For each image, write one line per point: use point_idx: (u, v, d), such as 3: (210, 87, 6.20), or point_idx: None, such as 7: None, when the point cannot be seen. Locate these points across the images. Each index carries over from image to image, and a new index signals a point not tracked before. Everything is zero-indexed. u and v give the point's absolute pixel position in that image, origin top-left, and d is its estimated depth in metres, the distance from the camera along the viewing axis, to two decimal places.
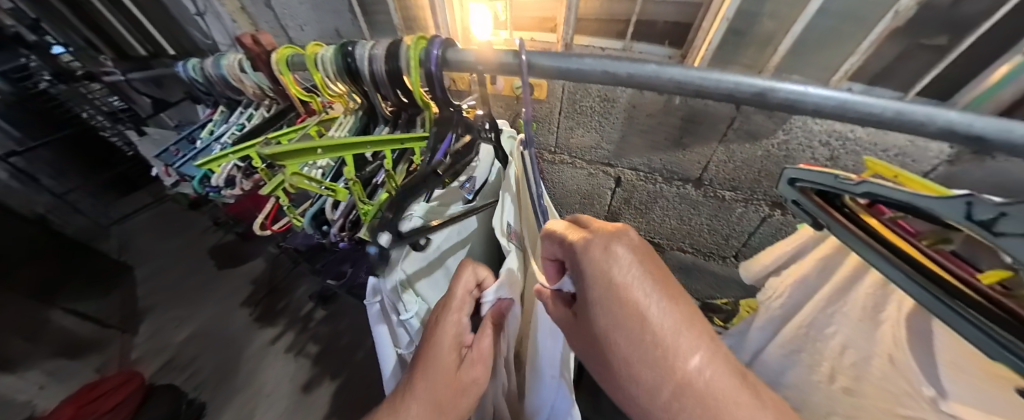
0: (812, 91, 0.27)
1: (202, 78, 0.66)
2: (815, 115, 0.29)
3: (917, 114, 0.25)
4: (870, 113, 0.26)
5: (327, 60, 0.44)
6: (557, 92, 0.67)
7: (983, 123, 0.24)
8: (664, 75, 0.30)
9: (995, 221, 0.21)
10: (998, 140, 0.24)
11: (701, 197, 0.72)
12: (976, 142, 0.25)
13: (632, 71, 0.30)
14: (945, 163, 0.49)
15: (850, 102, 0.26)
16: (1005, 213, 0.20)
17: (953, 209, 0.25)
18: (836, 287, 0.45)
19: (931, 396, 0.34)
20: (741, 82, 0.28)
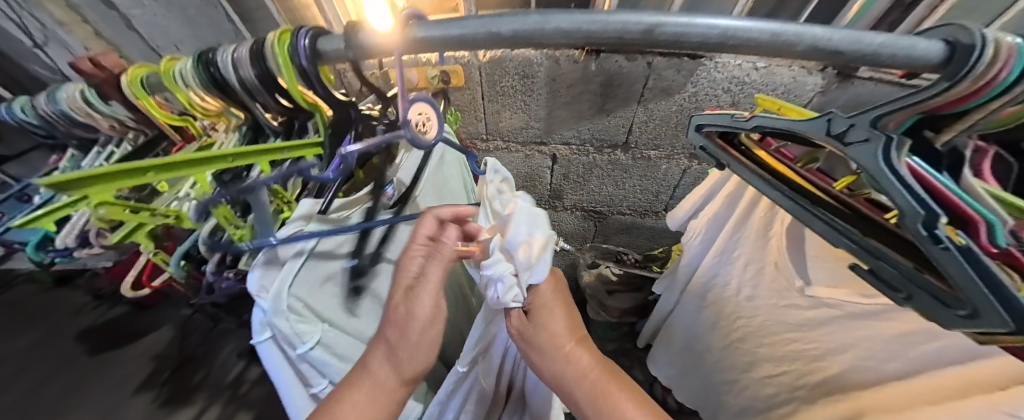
0: (698, 19, 0.25)
1: (37, 117, 0.52)
2: (702, 50, 0.27)
3: (789, 32, 0.25)
4: (751, 39, 0.25)
5: (187, 74, 0.40)
6: (474, 75, 0.66)
7: (835, 36, 0.25)
8: (550, 24, 0.26)
9: (846, 132, 0.29)
10: (849, 51, 0.25)
11: (630, 160, 0.76)
12: (838, 56, 0.26)
13: (514, 27, 0.27)
14: (820, 93, 0.61)
15: (732, 29, 0.25)
16: (854, 123, 0.28)
17: (817, 128, 0.31)
18: (740, 216, 0.54)
19: (802, 286, 0.48)
20: (631, 21, 0.25)
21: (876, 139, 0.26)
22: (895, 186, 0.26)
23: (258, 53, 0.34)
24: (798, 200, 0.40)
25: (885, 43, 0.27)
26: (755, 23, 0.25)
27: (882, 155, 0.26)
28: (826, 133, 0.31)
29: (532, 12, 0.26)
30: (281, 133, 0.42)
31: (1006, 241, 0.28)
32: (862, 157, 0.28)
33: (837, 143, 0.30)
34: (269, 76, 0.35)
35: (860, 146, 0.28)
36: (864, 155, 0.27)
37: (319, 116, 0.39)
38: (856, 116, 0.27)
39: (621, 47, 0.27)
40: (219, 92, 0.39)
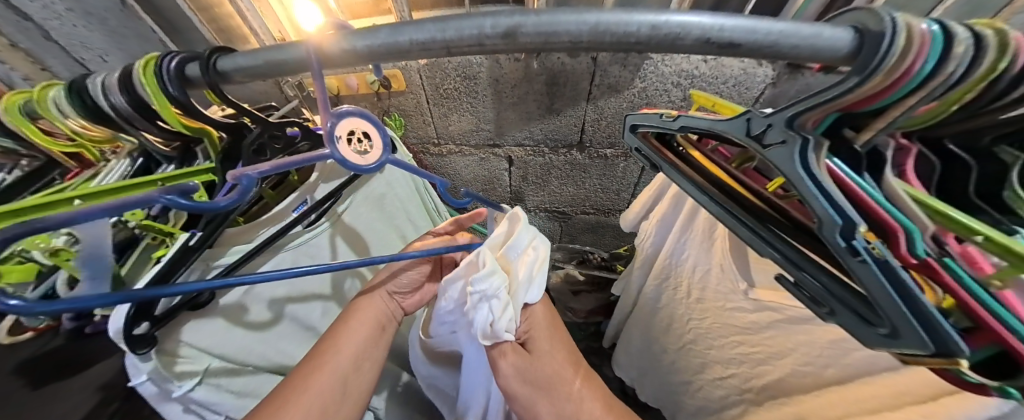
0: (563, 14, 0.21)
1: None
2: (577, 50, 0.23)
3: (671, 24, 0.20)
4: (629, 33, 0.21)
5: (61, 102, 0.36)
6: (414, 80, 0.63)
7: (730, 25, 0.20)
8: (403, 38, 0.23)
9: (764, 133, 0.27)
10: (745, 44, 0.21)
11: (587, 160, 0.75)
12: (737, 48, 0.22)
13: (369, 42, 0.23)
14: (771, 84, 0.62)
15: (601, 24, 0.21)
16: (772, 123, 0.26)
17: (738, 129, 0.30)
18: (686, 218, 0.53)
19: (745, 288, 0.47)
20: (485, 25, 0.21)
21: (791, 140, 0.25)
22: (813, 194, 0.25)
23: (127, 81, 0.31)
24: (725, 205, 0.39)
25: (785, 31, 0.20)
26: (635, 14, 0.20)
27: (800, 158, 0.25)
28: (746, 134, 0.29)
29: (382, 26, 0.23)
30: (172, 158, 0.39)
31: (923, 250, 0.23)
32: (781, 162, 0.26)
33: (756, 144, 0.28)
34: (141, 103, 0.32)
35: (777, 148, 0.26)
36: (782, 158, 0.26)
37: (209, 140, 0.36)
38: (772, 115, 0.25)
39: (485, 54, 0.23)
40: (97, 121, 0.35)
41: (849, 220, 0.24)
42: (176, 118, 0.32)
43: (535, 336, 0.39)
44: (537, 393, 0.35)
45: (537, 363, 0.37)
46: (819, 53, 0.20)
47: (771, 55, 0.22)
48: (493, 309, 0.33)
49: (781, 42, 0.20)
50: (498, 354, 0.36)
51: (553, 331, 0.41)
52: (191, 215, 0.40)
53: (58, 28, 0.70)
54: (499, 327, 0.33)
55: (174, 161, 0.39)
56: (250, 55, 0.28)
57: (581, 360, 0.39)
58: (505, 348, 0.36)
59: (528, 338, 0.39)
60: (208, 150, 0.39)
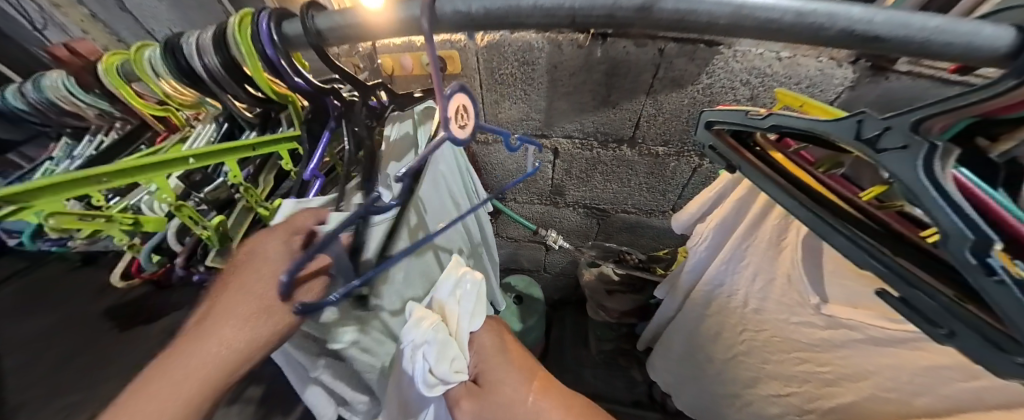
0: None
1: (27, 107, 0.58)
2: (717, 32, 0.26)
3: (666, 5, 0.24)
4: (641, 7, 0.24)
5: (157, 62, 0.37)
6: (471, 62, 0.61)
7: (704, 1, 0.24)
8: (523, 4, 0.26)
9: (879, 137, 0.24)
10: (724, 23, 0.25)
11: (637, 156, 0.72)
12: (881, 43, 0.25)
13: (484, 6, 0.27)
14: (848, 88, 0.55)
15: (749, 7, 0.24)
16: (890, 126, 0.23)
17: (844, 131, 0.27)
18: (749, 224, 0.50)
19: (818, 303, 0.44)
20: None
21: (916, 146, 0.22)
22: (935, 207, 0.22)
23: (219, 38, 0.30)
24: (816, 209, 0.36)
25: (938, 28, 0.23)
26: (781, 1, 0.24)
27: (924, 165, 0.22)
28: (855, 137, 0.26)
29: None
30: (255, 125, 0.40)
31: None
32: (896, 166, 0.23)
33: (866, 149, 0.25)
34: (234, 64, 0.31)
35: (894, 153, 0.23)
36: (899, 163, 0.23)
37: (292, 107, 0.39)
38: (892, 118, 0.23)
39: (614, 25, 0.27)
40: (188, 82, 0.36)
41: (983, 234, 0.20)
42: (273, 86, 0.34)
43: (487, 368, 0.35)
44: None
45: (495, 401, 0.31)
46: (970, 44, 0.23)
47: (904, 48, 0.25)
48: (426, 356, 0.33)
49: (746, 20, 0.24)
50: (456, 399, 0.33)
51: (502, 353, 0.36)
52: (275, 179, 0.45)
53: None
54: (438, 372, 0.32)
55: (257, 128, 0.41)
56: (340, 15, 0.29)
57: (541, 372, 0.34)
58: (461, 391, 0.33)
59: (479, 371, 0.35)
60: (293, 117, 0.40)
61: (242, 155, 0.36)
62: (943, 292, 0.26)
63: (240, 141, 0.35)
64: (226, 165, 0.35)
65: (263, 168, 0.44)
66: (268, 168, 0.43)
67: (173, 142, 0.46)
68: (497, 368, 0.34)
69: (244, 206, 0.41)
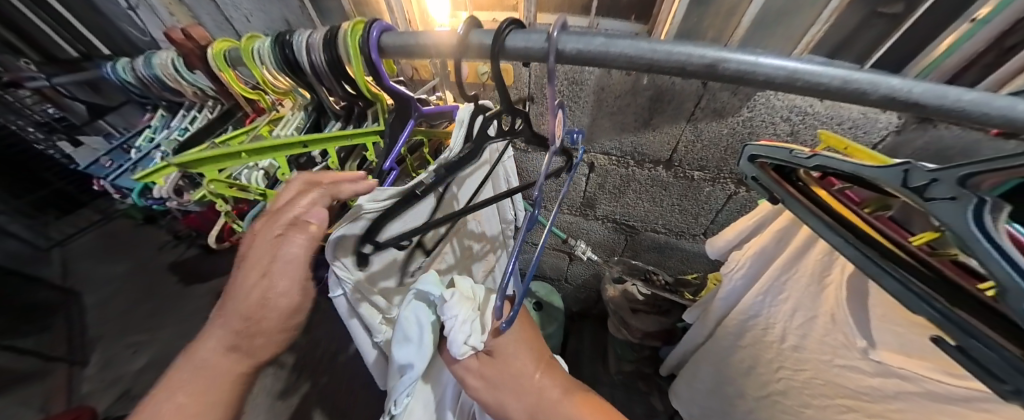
0: (667, 45, 0.24)
1: (136, 80, 0.67)
2: (763, 89, 0.25)
3: (709, 55, 0.24)
4: (692, 58, 0.24)
5: (264, 54, 0.42)
6: (523, 76, 0.66)
7: (742, 56, 0.23)
8: (615, 48, 0.25)
9: (927, 187, 0.28)
10: (761, 75, 0.24)
11: (671, 178, 0.73)
12: (918, 109, 0.24)
13: (580, 46, 0.25)
14: (893, 132, 0.54)
15: (800, 72, 0.23)
16: (937, 178, 0.27)
17: (893, 178, 0.31)
18: (791, 256, 0.50)
19: (864, 347, 0.42)
20: (696, 52, 0.24)
21: (963, 198, 0.25)
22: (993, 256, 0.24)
23: (331, 41, 0.35)
24: (864, 249, 0.36)
25: (976, 101, 0.22)
26: (824, 66, 0.23)
27: (973, 216, 0.25)
28: (902, 184, 0.30)
29: (599, 33, 0.25)
30: (341, 116, 0.47)
31: None
32: (947, 215, 0.27)
33: (916, 196, 0.29)
34: (338, 64, 0.36)
35: (945, 203, 0.27)
36: (949, 211, 0.27)
37: (379, 105, 0.44)
38: (939, 172, 0.26)
39: (680, 76, 0.26)
40: (291, 73, 0.42)
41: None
42: (369, 87, 0.40)
43: (501, 345, 0.39)
44: (506, 397, 0.36)
45: (508, 371, 0.37)
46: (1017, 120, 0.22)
47: (943, 114, 0.24)
48: (462, 328, 0.34)
49: (773, 82, 0.24)
50: (466, 367, 0.37)
51: (520, 336, 0.41)
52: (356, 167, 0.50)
53: None
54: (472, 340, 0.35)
55: (342, 119, 0.47)
56: (412, 35, 0.32)
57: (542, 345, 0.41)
58: (471, 363, 0.37)
59: (493, 345, 0.38)
60: (379, 113, 0.45)
61: (338, 144, 0.42)
62: (1002, 345, 0.25)
63: (337, 132, 0.41)
64: (328, 151, 0.42)
65: (350, 154, 0.48)
66: (352, 157, 0.48)
67: (263, 123, 0.53)
68: (511, 351, 0.39)
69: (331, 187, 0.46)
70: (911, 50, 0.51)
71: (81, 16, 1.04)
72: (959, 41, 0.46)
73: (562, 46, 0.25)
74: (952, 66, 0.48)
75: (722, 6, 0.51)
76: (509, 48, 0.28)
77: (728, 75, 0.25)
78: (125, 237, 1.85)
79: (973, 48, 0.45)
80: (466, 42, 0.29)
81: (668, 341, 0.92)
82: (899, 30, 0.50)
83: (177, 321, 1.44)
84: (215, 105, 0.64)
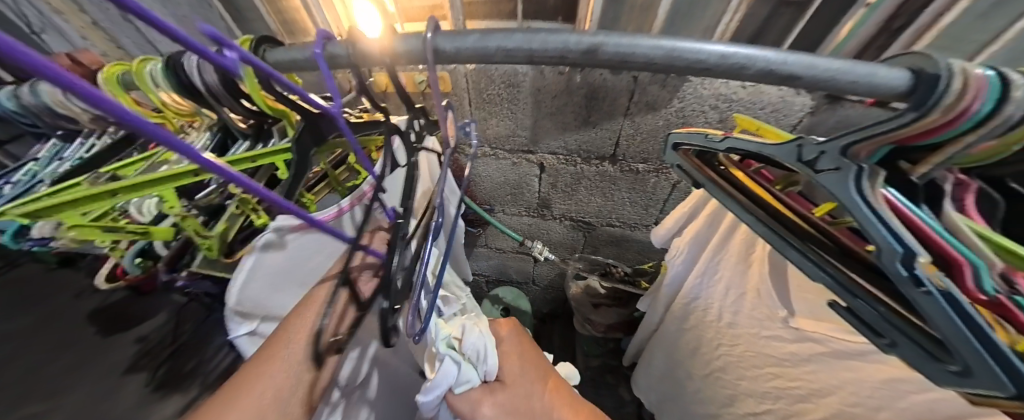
0: (545, 35, 0.24)
1: (19, 107, 0.59)
2: (649, 71, 0.26)
3: (585, 42, 0.24)
4: (570, 44, 0.24)
5: (157, 74, 0.38)
6: (460, 83, 0.65)
7: (617, 38, 0.24)
8: (490, 44, 0.25)
9: (816, 160, 0.29)
10: (637, 59, 0.25)
11: (618, 172, 0.75)
12: (794, 79, 0.25)
13: (456, 47, 0.25)
14: (809, 114, 0.58)
15: (677, 51, 0.24)
16: (824, 151, 0.28)
17: (788, 155, 0.32)
18: (722, 237, 0.51)
19: (784, 317, 0.45)
20: (572, 40, 0.24)
21: (845, 167, 0.27)
22: (871, 222, 0.25)
23: (219, 60, 0.33)
24: (770, 225, 0.36)
25: (839, 69, 0.24)
26: (697, 43, 0.24)
27: (854, 185, 0.26)
28: (796, 159, 0.31)
29: (472, 31, 0.25)
30: (249, 136, 0.43)
31: (993, 287, 0.25)
32: (832, 186, 0.28)
33: (806, 169, 0.30)
34: (229, 80, 0.33)
35: (830, 173, 0.28)
36: (832, 182, 0.28)
37: (286, 121, 0.41)
38: (826, 143, 0.27)
39: (564, 66, 0.26)
40: (189, 95, 0.38)
41: (909, 250, 0.24)
42: (268, 103, 0.37)
43: (509, 370, 0.41)
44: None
45: (519, 394, 0.39)
46: (876, 89, 0.23)
47: (814, 86, 0.25)
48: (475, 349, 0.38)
49: (651, 64, 0.25)
50: (473, 400, 0.37)
51: (523, 355, 0.43)
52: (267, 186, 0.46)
53: None
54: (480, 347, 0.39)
55: (250, 138, 0.43)
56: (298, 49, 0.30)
57: (538, 358, 0.44)
58: (478, 393, 0.37)
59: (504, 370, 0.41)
60: (287, 128, 0.42)
61: (244, 166, 0.39)
62: None
63: (238, 153, 0.38)
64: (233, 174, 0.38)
65: (257, 175, 0.44)
66: (262, 177, 0.44)
67: (168, 148, 0.48)
68: (518, 372, 0.41)
69: (234, 210, 0.40)
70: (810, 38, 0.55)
71: None
72: (857, 24, 0.50)
73: (436, 45, 0.25)
74: (850, 52, 0.53)
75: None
76: (400, 50, 0.26)
77: (608, 58, 0.25)
78: None
79: (869, 31, 0.50)
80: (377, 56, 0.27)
81: (630, 332, 0.94)
82: (807, 15, 0.52)
83: None
84: (119, 131, 0.58)
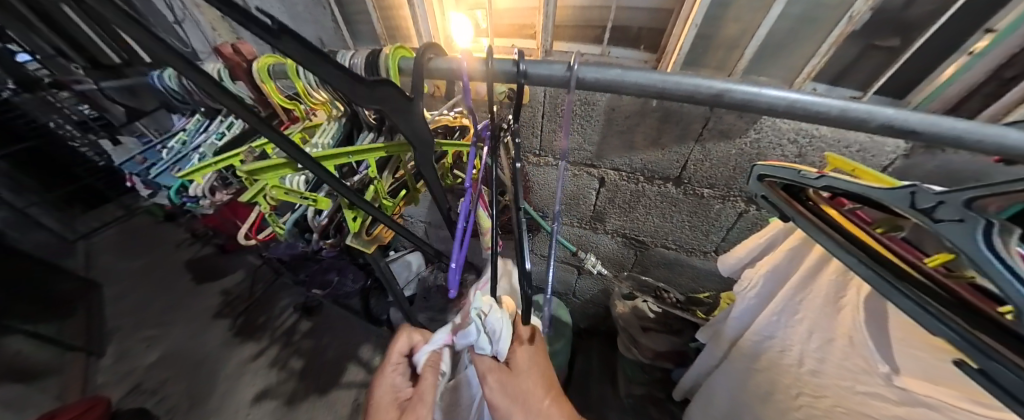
0: (676, 76, 0.27)
1: (180, 87, 0.73)
2: (766, 117, 0.28)
3: (712, 87, 0.26)
4: (698, 88, 0.27)
5: (309, 70, 0.46)
6: (538, 97, 0.69)
7: (742, 87, 0.26)
8: (628, 79, 0.28)
9: (934, 209, 0.27)
10: (756, 105, 0.27)
11: (680, 195, 0.75)
12: (917, 137, 0.25)
13: (597, 76, 0.28)
14: (902, 157, 0.54)
15: (799, 102, 0.26)
16: (943, 200, 0.26)
17: (899, 199, 0.30)
18: (805, 276, 0.50)
19: (887, 373, 0.40)
20: (702, 84, 0.27)
21: (971, 220, 0.25)
22: (1004, 278, 0.23)
23: (371, 63, 0.39)
24: (876, 268, 0.34)
25: (971, 130, 0.23)
26: (821, 97, 0.25)
27: (982, 240, 0.24)
28: (909, 206, 0.29)
29: (615, 65, 0.28)
30: (373, 127, 0.50)
31: None
32: (958, 237, 0.26)
33: (923, 217, 0.28)
34: (376, 82, 0.39)
35: (952, 224, 0.26)
36: (958, 233, 0.26)
37: (411, 120, 0.47)
38: (945, 194, 0.26)
39: (686, 104, 0.29)
40: (331, 87, 0.45)
41: None
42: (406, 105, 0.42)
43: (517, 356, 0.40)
44: (514, 408, 0.36)
45: (519, 381, 0.38)
46: (1010, 151, 0.23)
47: (937, 143, 0.25)
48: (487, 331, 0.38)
49: (772, 111, 0.27)
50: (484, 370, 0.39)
51: (535, 355, 0.41)
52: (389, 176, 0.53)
53: (261, 13, 0.90)
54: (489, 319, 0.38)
55: (374, 130, 0.50)
56: (448, 62, 0.34)
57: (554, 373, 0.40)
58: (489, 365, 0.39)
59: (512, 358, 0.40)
60: (410, 127, 0.48)
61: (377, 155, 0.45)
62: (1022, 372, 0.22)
63: (375, 145, 0.44)
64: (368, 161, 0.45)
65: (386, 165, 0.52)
66: (388, 168, 0.52)
67: (298, 130, 0.57)
68: (525, 361, 0.40)
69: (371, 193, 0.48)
70: (905, 81, 0.52)
71: None
72: (959, 71, 0.46)
73: (580, 76, 0.29)
74: (952, 96, 0.48)
75: (739, 14, 0.52)
76: (530, 74, 0.30)
77: (729, 103, 0.27)
78: (151, 234, 2.05)
79: (972, 79, 0.45)
80: (511, 79, 0.31)
81: (680, 363, 0.90)
82: (896, 65, 0.50)
83: (189, 318, 1.57)
84: (250, 113, 0.69)
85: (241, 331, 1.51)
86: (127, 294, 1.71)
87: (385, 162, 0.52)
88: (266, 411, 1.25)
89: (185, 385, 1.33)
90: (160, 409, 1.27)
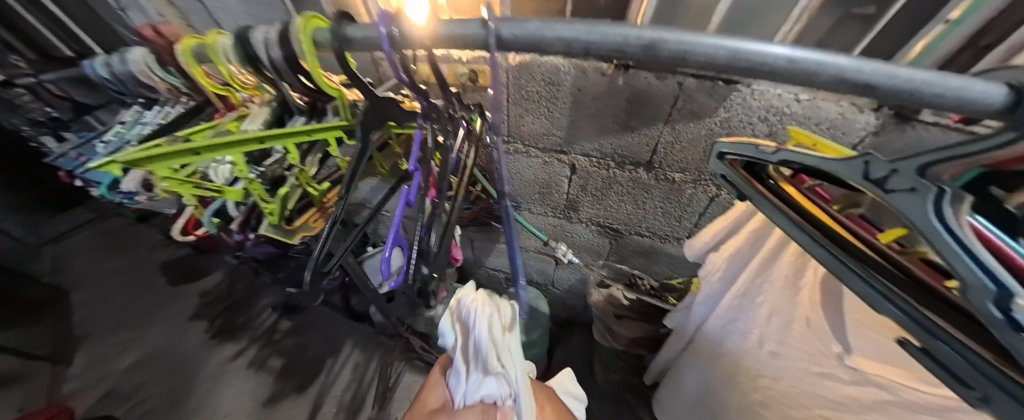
0: (605, 27, 0.25)
1: (111, 75, 0.66)
2: (710, 70, 0.26)
3: (644, 37, 0.24)
4: (631, 39, 0.25)
5: (228, 49, 0.41)
6: (501, 78, 0.66)
7: (677, 35, 0.24)
8: (550, 34, 0.27)
9: (887, 178, 0.25)
10: (695, 57, 0.25)
11: (652, 180, 0.73)
12: (871, 91, 0.23)
13: (514, 32, 0.27)
14: (872, 134, 0.52)
15: (743, 51, 0.24)
16: (897, 169, 0.24)
17: (853, 170, 0.28)
18: (766, 258, 0.49)
19: (841, 353, 0.41)
20: (634, 34, 0.25)
21: (922, 189, 0.22)
22: (951, 250, 0.22)
23: (285, 35, 0.35)
24: (828, 245, 0.33)
25: (928, 81, 0.22)
26: (766, 44, 0.23)
27: (933, 210, 0.22)
28: (863, 176, 0.27)
29: (531, 19, 0.27)
30: (305, 111, 0.46)
31: None
32: (907, 208, 0.24)
33: (875, 188, 0.26)
34: (293, 59, 0.36)
35: (903, 194, 0.24)
36: (909, 205, 0.24)
37: (340, 101, 0.43)
38: (899, 160, 0.23)
39: (623, 59, 0.27)
40: (251, 67, 0.41)
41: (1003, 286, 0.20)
42: (329, 84, 0.39)
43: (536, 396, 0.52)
44: None
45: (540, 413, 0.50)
46: (964, 104, 0.21)
47: (890, 97, 0.23)
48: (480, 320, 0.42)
49: (714, 63, 0.25)
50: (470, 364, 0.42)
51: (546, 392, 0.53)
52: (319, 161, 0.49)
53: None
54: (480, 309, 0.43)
55: (306, 114, 0.47)
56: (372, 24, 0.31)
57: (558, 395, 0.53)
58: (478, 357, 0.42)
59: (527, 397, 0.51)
60: (341, 108, 0.44)
61: (298, 138, 0.42)
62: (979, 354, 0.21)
63: (298, 127, 0.41)
64: (286, 146, 0.41)
65: (311, 149, 0.47)
66: (315, 152, 0.47)
67: (230, 119, 0.52)
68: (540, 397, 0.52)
69: (294, 181, 0.45)
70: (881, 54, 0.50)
71: (74, 15, 1.08)
72: (933, 42, 0.45)
73: (500, 33, 0.28)
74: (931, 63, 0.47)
75: None
76: (444, 35, 0.29)
77: (667, 55, 0.25)
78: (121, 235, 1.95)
79: (952, 46, 0.44)
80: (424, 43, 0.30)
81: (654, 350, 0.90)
82: (873, 30, 0.48)
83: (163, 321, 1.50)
84: (189, 101, 0.64)
85: (219, 333, 1.45)
86: (97, 299, 1.63)
87: (309, 146, 0.47)
88: (245, 413, 1.21)
89: (162, 389, 1.29)
90: (135, 413, 1.22)
